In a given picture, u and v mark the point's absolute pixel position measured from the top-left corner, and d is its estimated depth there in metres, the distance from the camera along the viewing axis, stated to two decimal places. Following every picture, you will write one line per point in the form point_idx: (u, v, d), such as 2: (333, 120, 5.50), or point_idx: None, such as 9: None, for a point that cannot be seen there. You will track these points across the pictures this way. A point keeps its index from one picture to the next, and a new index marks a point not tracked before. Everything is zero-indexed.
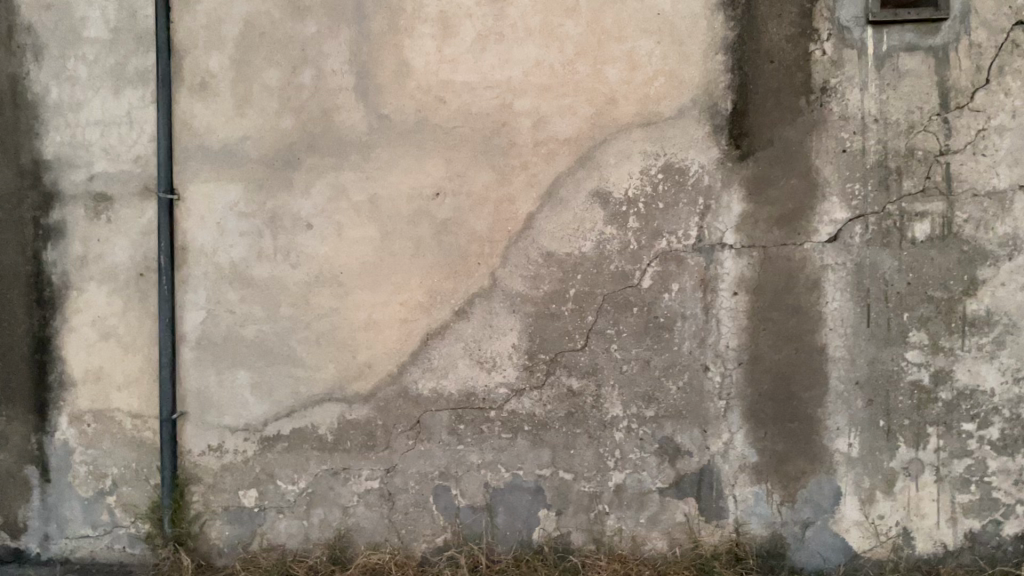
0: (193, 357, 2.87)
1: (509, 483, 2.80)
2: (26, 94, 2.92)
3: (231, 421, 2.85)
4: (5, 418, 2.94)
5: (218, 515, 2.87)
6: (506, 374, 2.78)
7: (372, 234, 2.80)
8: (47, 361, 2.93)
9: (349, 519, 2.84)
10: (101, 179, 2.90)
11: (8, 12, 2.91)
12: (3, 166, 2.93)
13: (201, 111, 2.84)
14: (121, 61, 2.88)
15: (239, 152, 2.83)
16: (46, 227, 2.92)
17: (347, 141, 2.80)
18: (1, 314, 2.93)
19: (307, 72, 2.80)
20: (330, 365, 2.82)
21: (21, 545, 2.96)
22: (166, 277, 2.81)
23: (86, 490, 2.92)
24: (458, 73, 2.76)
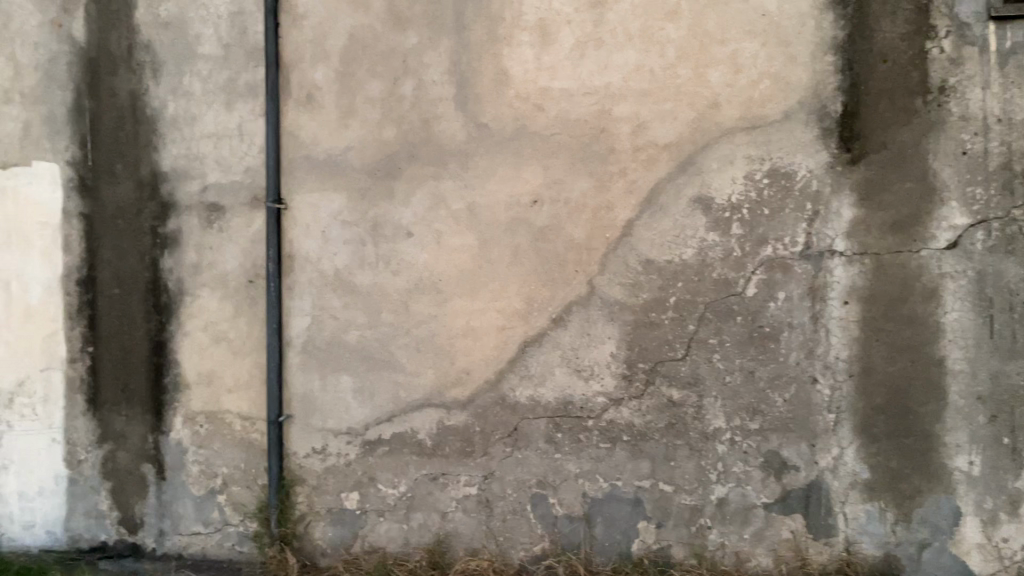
0: (299, 361, 2.95)
1: (608, 494, 2.76)
2: (145, 109, 3.07)
3: (334, 425, 2.92)
4: (125, 418, 3.09)
5: (322, 516, 2.94)
6: (604, 382, 2.75)
7: (471, 241, 2.82)
8: (163, 364, 3.07)
9: (447, 525, 2.86)
10: (214, 190, 3.02)
11: (129, 32, 3.08)
12: (124, 177, 3.08)
13: (307, 122, 2.93)
14: (233, 76, 3.00)
15: (344, 162, 2.90)
16: (163, 236, 3.06)
17: (447, 151, 2.83)
18: (121, 318, 3.09)
19: (408, 83, 2.85)
20: (429, 371, 2.85)
21: (138, 540, 3.10)
22: (274, 283, 2.90)
23: (198, 488, 3.04)
24: (557, 80, 2.76)
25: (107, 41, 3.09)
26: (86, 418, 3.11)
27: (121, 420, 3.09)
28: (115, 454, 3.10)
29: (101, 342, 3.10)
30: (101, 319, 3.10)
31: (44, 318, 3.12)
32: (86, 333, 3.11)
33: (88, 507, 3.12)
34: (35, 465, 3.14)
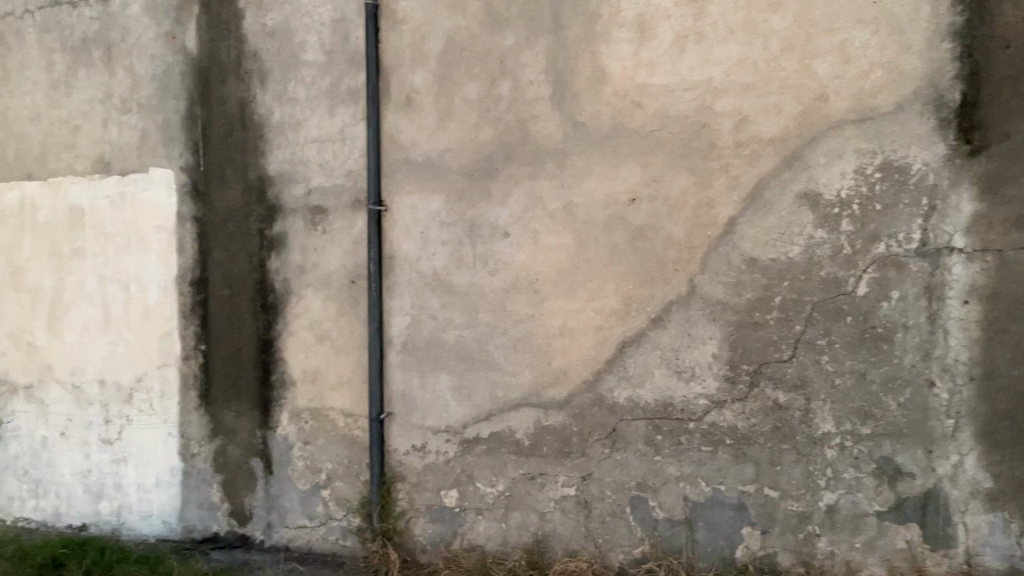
0: (400, 360, 3.00)
1: (710, 498, 2.70)
2: (253, 116, 3.19)
3: (433, 423, 2.96)
4: (235, 413, 3.21)
5: (422, 513, 2.98)
6: (706, 384, 2.68)
7: (568, 241, 2.80)
8: (270, 362, 3.18)
9: (546, 525, 2.85)
10: (318, 193, 3.11)
11: (238, 42, 3.20)
12: (233, 182, 3.21)
13: (407, 125, 2.98)
14: (336, 82, 3.08)
15: (442, 164, 2.93)
16: (270, 238, 3.17)
17: (544, 150, 2.82)
18: (231, 318, 3.21)
19: (505, 84, 2.86)
20: (527, 371, 2.85)
21: (247, 531, 3.21)
22: (375, 284, 2.96)
23: (303, 483, 3.12)
24: (655, 77, 2.71)
25: (217, 51, 3.22)
26: (199, 413, 3.25)
27: (231, 415, 3.22)
28: (226, 448, 3.23)
29: (212, 340, 3.23)
30: (212, 319, 3.23)
31: (160, 318, 3.28)
32: (199, 332, 3.25)
33: (201, 498, 3.26)
34: (151, 458, 3.31)
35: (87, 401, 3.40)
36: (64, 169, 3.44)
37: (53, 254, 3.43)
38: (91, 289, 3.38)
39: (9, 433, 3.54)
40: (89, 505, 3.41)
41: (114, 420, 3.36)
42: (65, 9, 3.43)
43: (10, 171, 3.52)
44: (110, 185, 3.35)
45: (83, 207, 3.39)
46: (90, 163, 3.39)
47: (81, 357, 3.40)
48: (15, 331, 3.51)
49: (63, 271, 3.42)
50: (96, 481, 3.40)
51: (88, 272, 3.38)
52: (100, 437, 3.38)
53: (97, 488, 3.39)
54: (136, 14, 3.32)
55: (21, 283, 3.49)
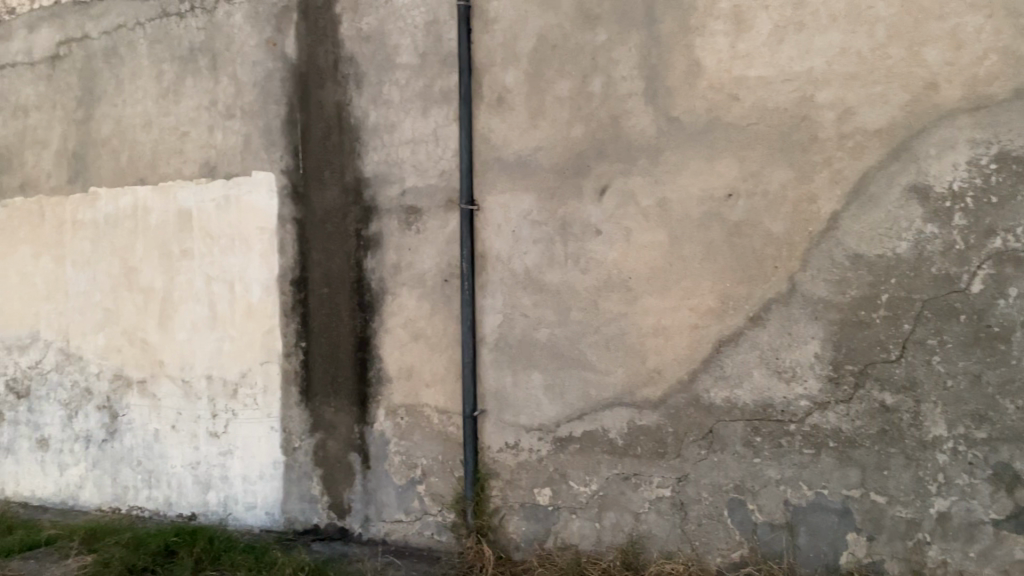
0: (492, 358, 3.02)
1: (812, 502, 2.61)
2: (349, 119, 3.26)
3: (526, 421, 2.97)
4: (333, 409, 3.30)
5: (516, 510, 2.98)
6: (808, 385, 2.60)
7: (662, 238, 2.76)
8: (367, 359, 3.25)
9: (641, 526, 2.80)
10: (412, 193, 3.16)
11: (335, 47, 3.28)
12: (331, 184, 3.29)
13: (499, 124, 2.99)
14: (429, 83, 3.12)
15: (534, 162, 2.94)
16: (366, 238, 3.24)
17: (637, 147, 2.79)
18: (330, 316, 3.30)
19: (598, 80, 2.84)
20: (621, 370, 2.82)
21: (346, 524, 3.29)
22: (468, 282, 3.01)
23: (399, 477, 3.18)
24: (753, 68, 2.64)
25: (315, 56, 3.31)
26: (299, 409, 3.36)
27: (330, 411, 3.31)
28: (325, 442, 3.32)
29: (312, 338, 3.33)
30: (312, 317, 3.33)
31: (263, 316, 3.40)
32: (299, 330, 3.35)
33: (302, 491, 3.36)
34: (255, 451, 3.43)
35: (196, 395, 3.56)
36: (173, 173, 3.62)
37: (164, 256, 3.63)
38: (198, 288, 3.54)
39: (125, 425, 3.76)
40: (197, 496, 3.57)
41: (221, 413, 3.50)
42: (173, 20, 3.61)
43: (124, 176, 3.74)
44: (217, 188, 3.51)
45: (191, 210, 3.56)
46: (198, 167, 3.56)
47: (190, 353, 3.57)
48: (129, 329, 3.73)
49: (173, 271, 3.60)
50: (204, 472, 3.55)
51: (196, 272, 3.55)
52: (207, 430, 3.53)
53: (205, 478, 3.55)
54: (239, 22, 3.45)
55: (135, 283, 3.71)
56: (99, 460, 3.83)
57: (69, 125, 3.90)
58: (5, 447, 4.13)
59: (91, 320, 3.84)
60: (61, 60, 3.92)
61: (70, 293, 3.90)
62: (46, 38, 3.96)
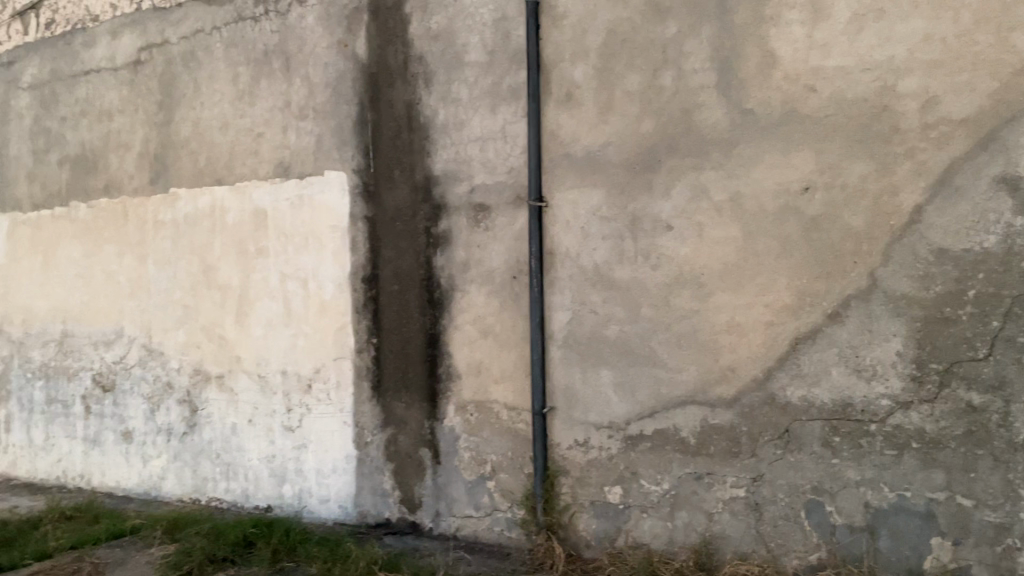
0: (562, 355, 3.01)
1: (895, 505, 2.50)
2: (419, 117, 3.29)
3: (596, 418, 2.95)
4: (404, 404, 3.34)
5: (586, 508, 2.96)
6: (889, 384, 2.51)
7: (735, 233, 2.71)
8: (437, 355, 3.27)
9: (714, 526, 2.74)
10: (481, 190, 3.17)
11: (405, 46, 3.32)
12: (401, 182, 3.33)
13: (568, 120, 2.98)
14: (498, 80, 3.12)
15: (603, 157, 2.92)
16: (436, 236, 3.26)
17: (708, 140, 2.74)
18: (400, 313, 3.34)
19: (669, 74, 2.80)
20: (692, 368, 2.77)
21: (417, 519, 3.32)
22: (536, 279, 3.01)
23: (469, 473, 3.19)
24: (830, 58, 2.57)
25: (386, 57, 3.36)
26: (371, 404, 3.41)
27: (401, 406, 3.35)
28: (396, 437, 3.36)
29: (382, 334, 3.38)
30: (382, 314, 3.37)
31: (336, 312, 3.47)
32: (371, 327, 3.40)
33: (373, 485, 3.41)
34: (329, 445, 3.50)
35: (271, 390, 3.66)
36: (249, 174, 3.71)
37: (240, 254, 3.73)
38: (274, 285, 3.63)
39: (204, 419, 3.87)
40: (273, 489, 3.66)
41: (295, 408, 3.59)
42: (248, 23, 3.70)
43: (202, 177, 3.86)
44: (290, 188, 3.59)
45: (266, 209, 3.65)
46: (273, 168, 3.64)
47: (265, 349, 3.67)
48: (208, 325, 3.85)
49: (249, 269, 3.70)
50: (280, 465, 3.63)
51: (271, 270, 3.64)
52: (283, 424, 3.62)
53: (281, 471, 3.63)
54: (311, 25, 3.52)
55: (214, 281, 3.83)
56: (180, 453, 3.96)
57: (150, 128, 4.03)
58: (92, 439, 4.30)
59: (172, 316, 3.98)
60: (142, 65, 4.06)
61: (152, 291, 4.05)
62: (128, 44, 4.10)
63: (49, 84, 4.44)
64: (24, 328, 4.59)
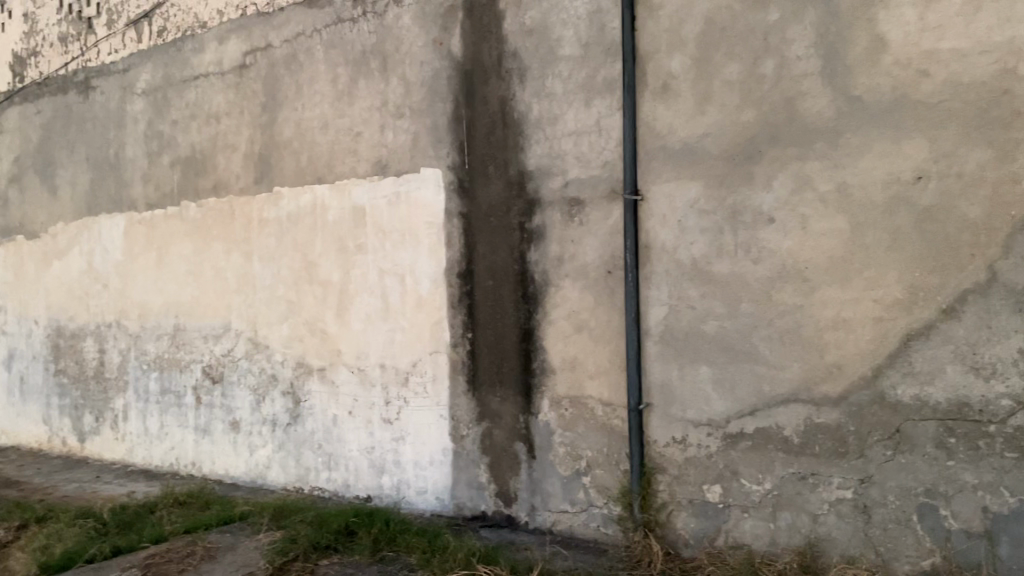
0: (658, 350, 2.97)
1: (1017, 510, 2.37)
2: (513, 113, 3.30)
3: (694, 416, 2.89)
4: (499, 398, 3.36)
5: (684, 506, 2.91)
6: (1010, 383, 2.37)
7: (841, 226, 2.61)
8: (531, 350, 3.28)
9: (819, 528, 2.65)
10: (575, 185, 3.15)
11: (499, 42, 3.33)
12: (496, 178, 3.35)
13: (664, 112, 2.94)
14: (592, 73, 3.10)
15: (701, 149, 2.86)
16: (530, 231, 3.27)
17: (813, 129, 2.64)
18: (496, 308, 3.36)
19: (770, 62, 2.71)
20: (796, 364, 2.69)
21: (513, 512, 3.33)
22: (632, 273, 2.98)
23: (564, 469, 3.18)
24: (944, 41, 2.44)
25: (481, 53, 3.38)
26: (467, 398, 3.45)
27: (496, 401, 3.37)
28: (492, 431, 3.39)
29: (478, 329, 3.41)
30: (478, 309, 3.40)
31: (433, 307, 3.53)
32: (467, 321, 3.44)
33: (470, 478, 3.45)
34: (426, 437, 3.56)
35: (370, 383, 3.75)
36: (348, 172, 3.81)
37: (340, 250, 3.83)
38: (373, 281, 3.72)
39: (307, 410, 4.00)
40: (372, 479, 3.75)
41: (394, 401, 3.67)
42: (347, 25, 3.78)
43: (304, 176, 3.98)
44: (388, 185, 3.66)
45: (365, 206, 3.74)
46: (371, 165, 3.72)
47: (365, 342, 3.76)
48: (310, 320, 3.98)
49: (349, 265, 3.80)
50: (379, 457, 3.72)
51: (370, 266, 3.73)
52: (381, 417, 3.70)
53: (380, 462, 3.72)
54: (408, 24, 3.58)
55: (315, 277, 3.94)
56: (284, 443, 4.10)
57: (255, 129, 4.18)
58: (202, 428, 4.50)
59: (276, 311, 4.12)
60: (247, 68, 4.21)
61: (258, 287, 4.20)
62: (234, 48, 4.26)
63: (161, 89, 4.65)
64: (140, 322, 4.84)
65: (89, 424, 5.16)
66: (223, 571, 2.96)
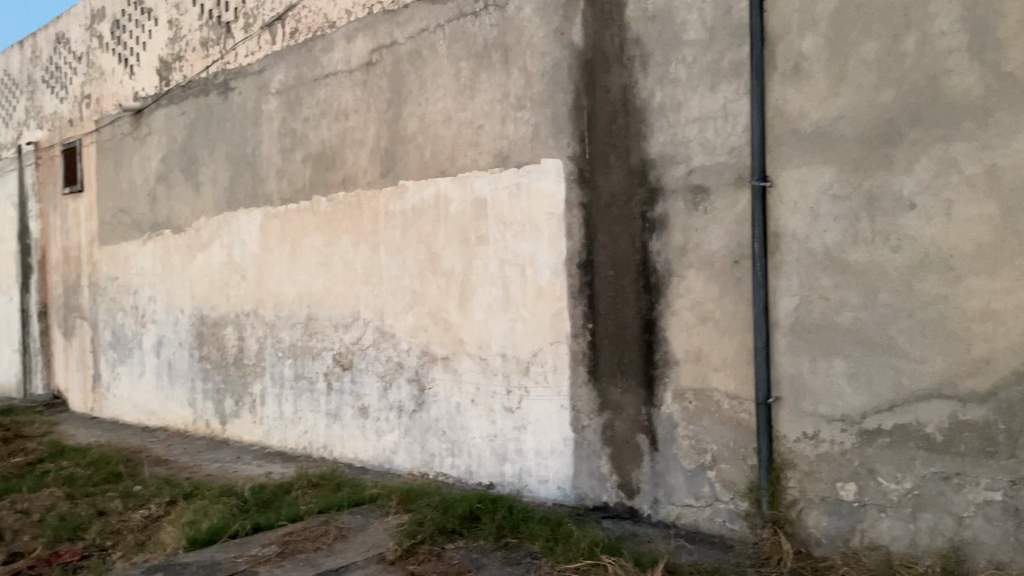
0: (788, 342, 2.88)
1: None
2: (635, 101, 3.26)
3: (826, 410, 2.79)
4: (621, 389, 3.34)
5: (816, 504, 2.81)
6: None
7: (990, 211, 2.44)
8: (654, 341, 3.24)
9: (965, 531, 2.50)
10: (699, 172, 3.08)
11: (622, 29, 3.29)
12: (617, 167, 3.32)
13: (795, 95, 2.83)
14: (718, 58, 3.02)
15: (834, 132, 2.74)
16: (652, 220, 3.23)
17: (959, 108, 2.48)
18: (618, 298, 3.34)
19: (911, 39, 2.56)
20: (938, 358, 2.54)
21: (636, 504, 3.31)
22: (760, 262, 2.89)
23: (689, 462, 3.13)
24: None
25: (602, 42, 3.36)
26: (588, 388, 3.44)
27: (618, 392, 3.35)
28: (613, 422, 3.37)
29: (599, 320, 3.40)
30: (599, 299, 3.39)
31: (554, 298, 3.54)
32: (588, 311, 3.43)
33: (591, 469, 3.44)
34: (547, 427, 3.59)
35: (492, 371, 3.80)
36: (470, 165, 3.86)
37: (463, 241, 3.90)
38: (494, 272, 3.77)
39: (431, 398, 4.10)
40: (494, 466, 3.81)
41: (515, 390, 3.71)
42: (469, 19, 3.83)
43: (428, 169, 4.06)
44: (508, 176, 3.69)
45: (486, 197, 3.78)
46: (492, 157, 3.76)
47: (486, 332, 3.82)
48: (434, 309, 4.07)
49: (471, 256, 3.87)
50: (501, 444, 3.78)
51: (491, 257, 3.78)
52: (503, 405, 3.76)
53: (502, 450, 3.77)
54: (529, 15, 3.59)
55: (439, 268, 4.03)
56: (410, 428, 4.22)
57: (381, 125, 4.31)
58: (333, 413, 4.68)
59: (402, 301, 4.24)
60: (374, 65, 4.33)
61: (384, 277, 4.33)
62: (361, 46, 4.39)
63: (293, 89, 4.85)
64: (275, 311, 5.08)
65: (230, 407, 5.47)
66: (354, 550, 3.08)
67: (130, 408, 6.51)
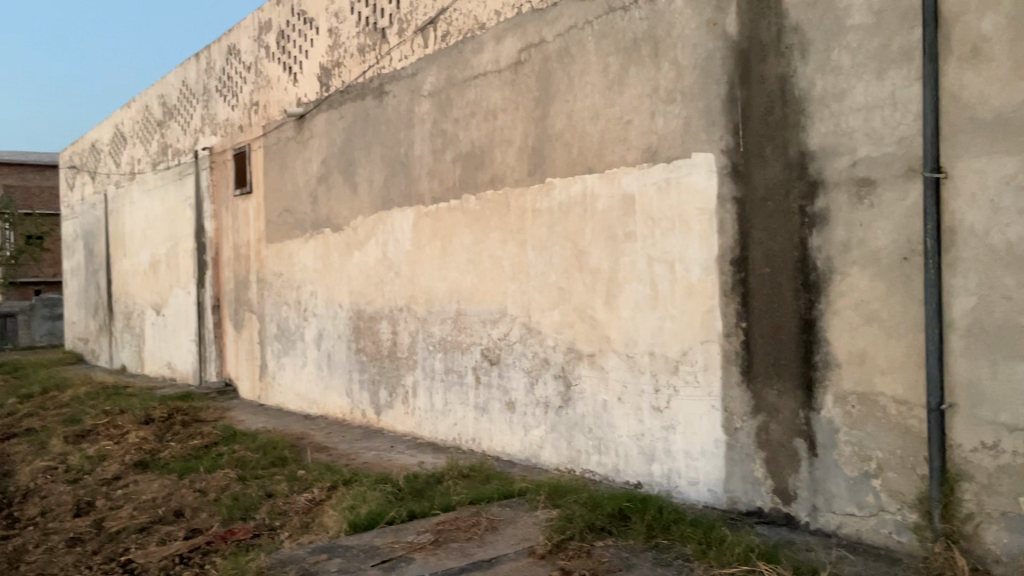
0: (964, 345, 2.68)
1: None
2: (794, 91, 3.14)
3: (1008, 419, 2.58)
4: (776, 391, 3.22)
5: (995, 519, 2.61)
6: None
7: None
8: (813, 341, 3.10)
9: None
10: (865, 164, 2.93)
11: (779, 17, 3.17)
12: (774, 160, 3.20)
13: (973, 80, 2.64)
14: (886, 42, 2.85)
15: (1019, 119, 2.53)
16: (812, 215, 3.09)
17: None
18: (773, 296, 3.22)
19: None
20: None
21: (792, 511, 3.18)
22: (933, 259, 2.71)
23: (851, 469, 2.98)
24: None
25: (758, 30, 3.25)
26: (741, 389, 3.34)
27: (773, 393, 3.23)
28: (768, 425, 3.25)
29: (753, 318, 3.29)
30: (754, 297, 3.29)
31: (705, 295, 3.46)
32: (741, 310, 3.33)
33: (744, 472, 3.34)
34: (697, 427, 3.51)
35: (640, 369, 3.77)
36: (618, 161, 3.84)
37: (610, 238, 3.88)
38: (642, 269, 3.73)
39: (578, 394, 4.11)
40: (642, 466, 3.77)
41: (664, 388, 3.65)
42: (618, 14, 3.81)
43: (576, 166, 4.07)
44: (658, 172, 3.64)
45: (635, 194, 3.75)
46: (641, 153, 3.72)
47: (634, 329, 3.79)
48: (581, 306, 4.07)
49: (619, 253, 3.84)
50: (649, 444, 3.73)
51: (639, 254, 3.74)
52: (651, 404, 3.71)
53: (650, 449, 3.73)
54: (680, 7, 3.53)
55: (586, 265, 4.03)
56: (557, 424, 4.25)
57: (529, 123, 4.35)
58: (481, 407, 4.78)
59: (548, 298, 4.27)
60: (522, 64, 4.38)
61: (531, 274, 4.38)
62: (510, 46, 4.45)
63: (445, 90, 4.99)
64: (426, 307, 5.24)
65: (384, 398, 5.69)
66: (504, 542, 3.13)
67: (293, 396, 6.90)
